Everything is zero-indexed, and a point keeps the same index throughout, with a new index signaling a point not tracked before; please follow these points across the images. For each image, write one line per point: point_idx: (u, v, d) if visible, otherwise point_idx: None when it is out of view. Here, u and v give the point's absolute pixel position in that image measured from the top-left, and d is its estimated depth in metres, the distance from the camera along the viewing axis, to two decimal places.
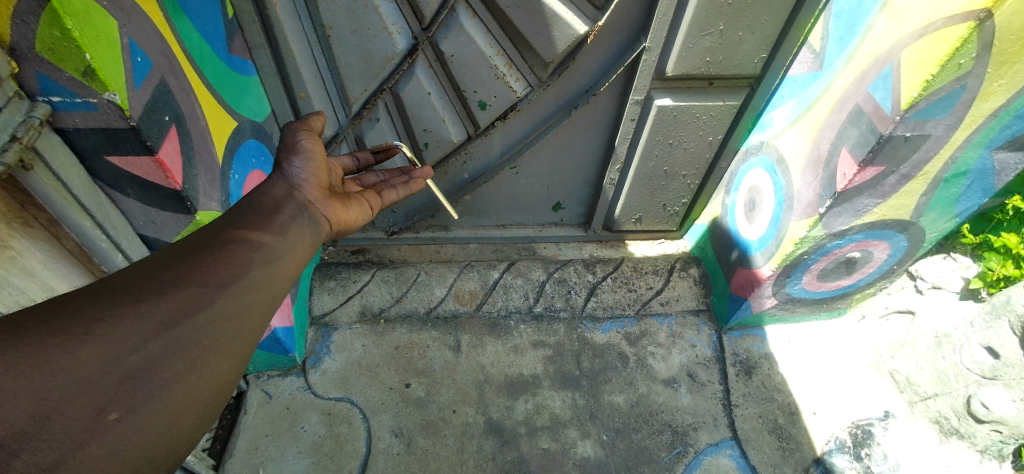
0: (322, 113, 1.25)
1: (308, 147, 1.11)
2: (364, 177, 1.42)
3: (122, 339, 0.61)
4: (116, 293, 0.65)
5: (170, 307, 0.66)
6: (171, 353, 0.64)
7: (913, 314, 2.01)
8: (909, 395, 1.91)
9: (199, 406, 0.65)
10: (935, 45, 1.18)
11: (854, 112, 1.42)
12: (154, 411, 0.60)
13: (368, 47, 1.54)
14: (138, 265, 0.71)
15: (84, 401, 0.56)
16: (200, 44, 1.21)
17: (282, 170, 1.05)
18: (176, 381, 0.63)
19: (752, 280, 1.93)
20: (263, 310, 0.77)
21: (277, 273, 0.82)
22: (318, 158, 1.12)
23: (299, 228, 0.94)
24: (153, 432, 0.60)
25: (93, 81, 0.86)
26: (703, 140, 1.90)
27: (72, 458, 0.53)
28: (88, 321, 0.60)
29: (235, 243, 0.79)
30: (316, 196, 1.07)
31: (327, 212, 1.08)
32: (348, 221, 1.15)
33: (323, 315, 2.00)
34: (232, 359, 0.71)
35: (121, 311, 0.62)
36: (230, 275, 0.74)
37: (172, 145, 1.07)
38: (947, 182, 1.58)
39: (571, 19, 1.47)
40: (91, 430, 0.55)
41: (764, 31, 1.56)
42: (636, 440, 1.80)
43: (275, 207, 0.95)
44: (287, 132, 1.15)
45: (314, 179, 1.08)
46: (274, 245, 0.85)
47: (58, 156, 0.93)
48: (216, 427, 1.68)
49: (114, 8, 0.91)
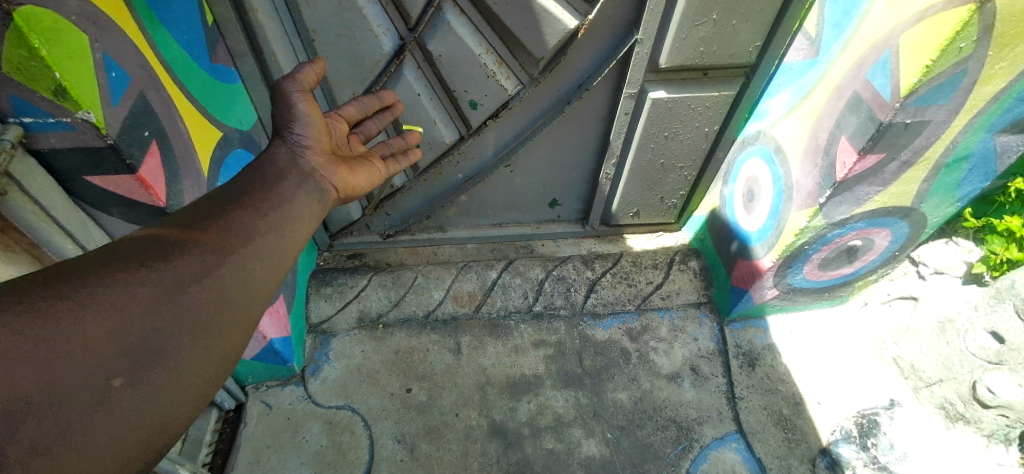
0: (318, 59, 1.08)
1: (306, 112, 1.01)
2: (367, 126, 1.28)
3: (126, 307, 0.59)
4: (116, 261, 0.62)
5: (170, 279, 0.64)
6: (173, 328, 0.62)
7: (915, 300, 2.03)
8: (914, 381, 1.92)
9: (201, 382, 0.64)
10: (935, 30, 1.15)
11: (852, 100, 1.39)
12: (157, 382, 0.59)
13: (355, 50, 1.50)
14: (137, 234, 0.68)
15: (90, 362, 0.55)
16: (180, 55, 1.18)
17: (281, 137, 0.99)
18: (179, 355, 0.62)
19: (753, 272, 1.91)
20: (262, 288, 0.75)
21: (280, 246, 0.80)
22: (319, 121, 1.03)
23: (307, 196, 0.91)
24: (158, 407, 0.59)
25: (66, 101, 0.83)
26: (700, 131, 1.87)
27: (78, 431, 0.52)
28: (87, 288, 0.58)
29: (236, 215, 0.77)
30: (322, 162, 1.01)
31: (332, 177, 1.02)
32: (356, 186, 1.09)
33: (321, 323, 1.97)
34: (232, 334, 0.69)
35: (123, 281, 0.60)
36: (230, 249, 0.73)
37: (155, 162, 1.04)
38: (949, 167, 1.56)
39: (560, 13, 1.44)
40: (96, 402, 0.54)
41: (758, 20, 1.52)
42: (641, 437, 1.78)
43: (279, 176, 0.91)
44: (277, 94, 1.02)
45: (318, 143, 1.01)
46: (279, 215, 0.83)
47: (36, 178, 0.90)
48: (216, 441, 1.66)
49: (84, 23, 0.87)
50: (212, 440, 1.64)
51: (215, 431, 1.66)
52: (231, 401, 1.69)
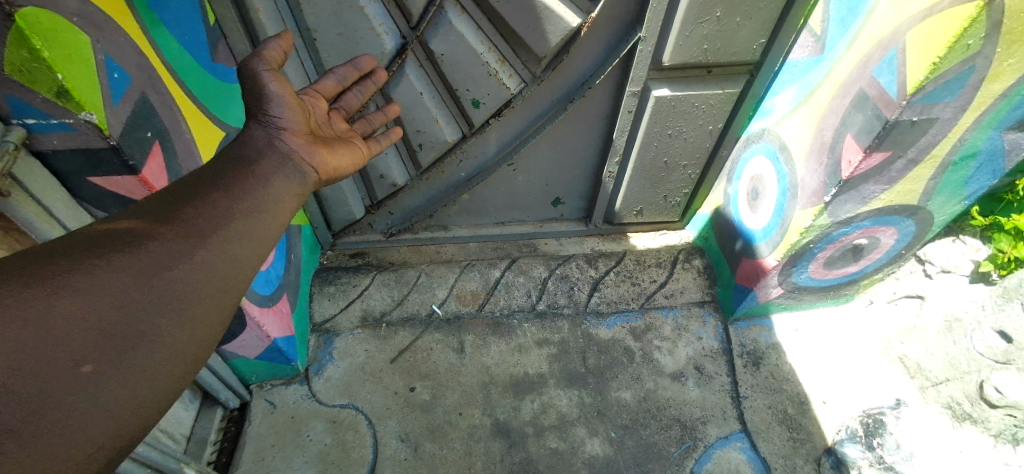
0: (285, 33, 1.02)
1: (279, 93, 0.97)
2: (347, 100, 1.23)
3: (98, 291, 0.58)
4: (87, 247, 0.61)
5: (144, 263, 0.64)
6: (147, 312, 0.62)
7: (922, 298, 2.02)
8: (920, 380, 1.91)
9: (175, 366, 0.64)
10: (942, 26, 1.14)
11: (858, 97, 1.38)
12: (134, 364, 0.59)
13: (355, 49, 1.49)
14: (108, 220, 0.67)
15: (64, 345, 0.54)
16: (181, 55, 1.17)
17: (256, 120, 0.96)
18: (153, 339, 0.61)
19: (757, 269, 1.90)
20: (241, 271, 0.75)
21: (259, 230, 0.80)
22: (294, 101, 0.99)
23: (286, 179, 0.91)
24: (131, 391, 0.58)
25: (68, 102, 0.83)
26: (704, 129, 1.86)
27: (47, 415, 0.51)
28: (56, 273, 0.57)
29: (212, 198, 0.77)
30: (301, 143, 0.98)
31: (313, 159, 1.00)
32: (338, 166, 1.07)
33: (324, 322, 1.98)
34: (209, 316, 0.69)
35: (94, 266, 0.59)
36: (206, 233, 0.72)
37: (156, 163, 1.04)
38: (956, 165, 1.54)
39: (562, 11, 1.43)
40: (68, 385, 0.53)
41: (762, 17, 1.51)
42: (645, 436, 1.77)
43: (254, 157, 0.90)
44: (247, 75, 0.97)
45: (296, 123, 0.99)
46: (257, 198, 0.82)
47: (37, 179, 0.90)
48: (221, 439, 1.67)
49: (85, 24, 0.86)
50: (217, 439, 1.64)
51: (219, 430, 1.67)
52: (235, 400, 1.70)
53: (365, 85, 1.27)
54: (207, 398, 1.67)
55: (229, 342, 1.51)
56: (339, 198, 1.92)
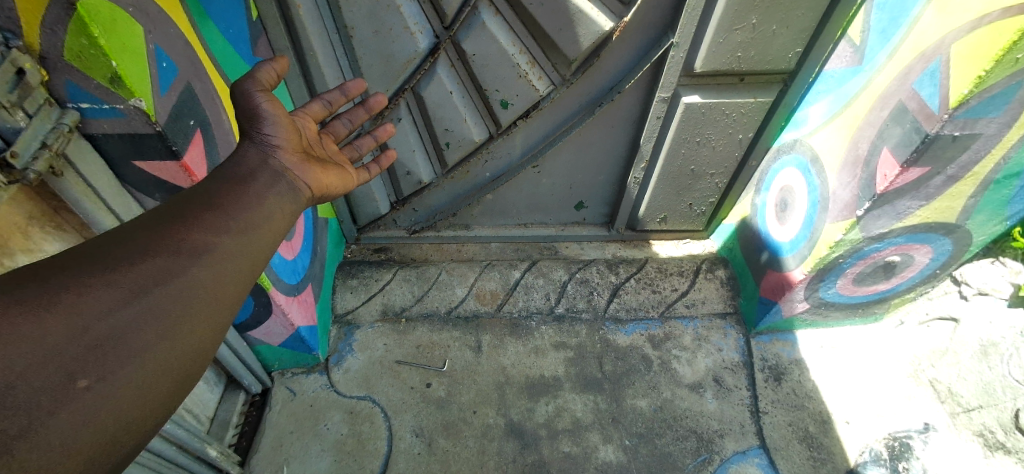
0: (281, 56, 0.99)
1: (273, 112, 0.92)
2: (336, 126, 1.16)
3: (89, 307, 0.58)
4: (82, 265, 0.61)
5: (140, 276, 0.63)
6: (142, 325, 0.61)
7: (957, 321, 2.00)
8: (951, 405, 1.84)
9: (171, 376, 0.63)
10: (991, 38, 1.11)
11: (897, 109, 1.35)
12: (128, 376, 0.58)
13: (389, 47, 1.51)
14: (108, 235, 0.67)
15: (54, 362, 0.54)
16: (224, 47, 1.22)
17: (248, 138, 0.91)
18: (148, 350, 0.61)
19: (782, 283, 1.85)
20: (243, 279, 0.74)
21: (261, 239, 0.78)
22: (286, 119, 0.95)
23: (277, 198, 0.85)
24: (126, 402, 0.58)
25: (120, 88, 0.87)
26: (733, 138, 1.83)
27: (38, 430, 0.51)
28: (47, 292, 0.56)
29: (212, 209, 0.75)
30: (294, 161, 0.94)
31: (307, 177, 0.94)
32: (332, 186, 1.01)
33: (346, 314, 2.01)
34: (208, 326, 0.68)
35: (87, 283, 0.59)
36: (206, 242, 0.70)
37: (197, 150, 1.08)
38: (998, 184, 1.49)
39: (596, 15, 1.43)
40: (59, 400, 0.53)
41: (798, 25, 1.48)
42: (659, 446, 1.75)
43: (249, 174, 0.85)
44: (236, 95, 0.92)
45: (288, 142, 0.94)
46: (260, 208, 0.81)
47: (89, 162, 0.95)
48: (242, 423, 1.71)
49: (139, 15, 0.91)
50: (237, 423, 1.69)
51: (240, 414, 1.71)
52: (257, 385, 1.74)
53: (355, 112, 1.21)
54: (230, 382, 1.72)
55: (255, 328, 1.56)
56: (365, 193, 1.96)
